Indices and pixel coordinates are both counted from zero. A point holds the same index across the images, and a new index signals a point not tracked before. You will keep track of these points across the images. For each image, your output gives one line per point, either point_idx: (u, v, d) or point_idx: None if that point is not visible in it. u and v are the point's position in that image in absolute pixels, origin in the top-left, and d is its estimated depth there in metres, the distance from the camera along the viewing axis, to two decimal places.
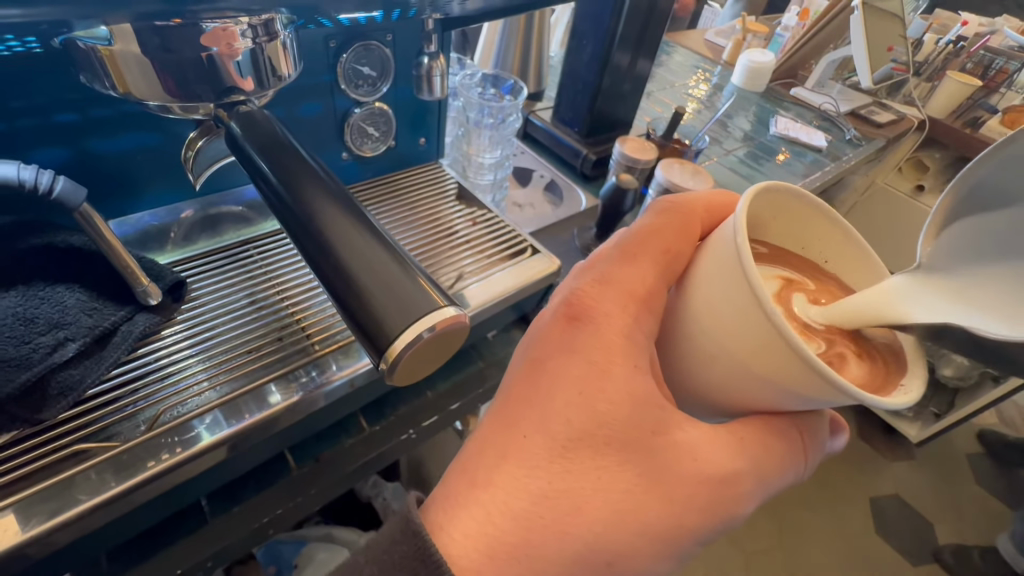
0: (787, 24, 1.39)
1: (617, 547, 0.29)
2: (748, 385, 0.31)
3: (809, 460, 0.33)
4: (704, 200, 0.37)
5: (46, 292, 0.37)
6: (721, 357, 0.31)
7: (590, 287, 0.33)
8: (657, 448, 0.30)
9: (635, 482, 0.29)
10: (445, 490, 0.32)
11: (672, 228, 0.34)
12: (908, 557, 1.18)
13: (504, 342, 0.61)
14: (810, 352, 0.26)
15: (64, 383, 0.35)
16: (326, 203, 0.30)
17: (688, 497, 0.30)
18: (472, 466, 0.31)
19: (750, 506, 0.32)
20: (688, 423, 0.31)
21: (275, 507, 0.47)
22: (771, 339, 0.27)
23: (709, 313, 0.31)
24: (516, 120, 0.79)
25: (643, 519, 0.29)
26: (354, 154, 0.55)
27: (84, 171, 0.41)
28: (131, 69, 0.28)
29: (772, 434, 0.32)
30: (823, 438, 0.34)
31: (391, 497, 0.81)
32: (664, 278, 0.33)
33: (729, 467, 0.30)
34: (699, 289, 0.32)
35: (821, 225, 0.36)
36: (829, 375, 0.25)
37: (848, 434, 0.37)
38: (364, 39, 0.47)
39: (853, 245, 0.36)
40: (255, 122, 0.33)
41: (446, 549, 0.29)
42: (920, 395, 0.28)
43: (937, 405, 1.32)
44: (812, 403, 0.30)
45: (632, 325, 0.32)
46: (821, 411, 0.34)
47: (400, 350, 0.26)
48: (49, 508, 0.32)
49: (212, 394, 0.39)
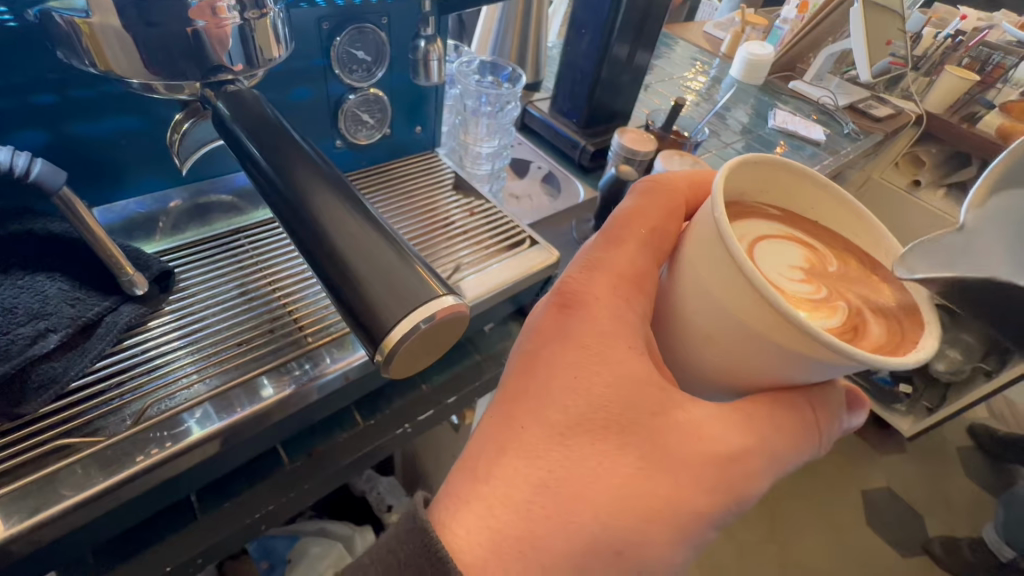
0: (787, 16, 1.35)
1: (626, 536, 0.28)
2: (748, 360, 0.29)
3: (825, 436, 0.32)
4: (686, 179, 0.36)
5: (26, 281, 0.35)
6: (716, 333, 0.30)
7: (578, 272, 0.33)
8: (657, 430, 0.29)
9: (637, 466, 0.28)
10: (448, 486, 0.31)
11: (654, 207, 0.34)
12: (899, 549, 1.19)
13: (501, 335, 0.59)
14: (801, 319, 0.25)
15: (45, 375, 0.33)
16: (318, 185, 0.29)
17: (692, 479, 0.29)
18: (475, 463, 0.30)
19: (762, 485, 0.30)
20: (691, 403, 0.30)
21: (267, 503, 0.46)
22: (753, 304, 0.27)
23: (695, 289, 0.30)
24: (515, 109, 0.77)
25: (647, 506, 0.28)
26: (349, 142, 0.53)
27: (65, 155, 0.40)
28: (112, 44, 0.27)
29: (785, 413, 0.30)
30: (844, 418, 0.33)
31: (386, 491, 0.84)
32: (652, 258, 0.33)
33: (744, 448, 0.29)
34: (686, 265, 0.31)
35: (814, 194, 0.35)
36: (815, 333, 0.25)
37: (867, 410, 0.35)
38: (358, 22, 0.46)
39: (850, 208, 0.35)
40: (243, 102, 0.31)
41: (452, 545, 0.28)
42: (936, 350, 0.28)
43: (930, 399, 1.30)
44: (817, 371, 0.29)
45: (623, 306, 0.32)
46: (832, 384, 0.33)
47: (397, 340, 0.25)
48: (29, 506, 0.31)
49: (201, 387, 0.38)
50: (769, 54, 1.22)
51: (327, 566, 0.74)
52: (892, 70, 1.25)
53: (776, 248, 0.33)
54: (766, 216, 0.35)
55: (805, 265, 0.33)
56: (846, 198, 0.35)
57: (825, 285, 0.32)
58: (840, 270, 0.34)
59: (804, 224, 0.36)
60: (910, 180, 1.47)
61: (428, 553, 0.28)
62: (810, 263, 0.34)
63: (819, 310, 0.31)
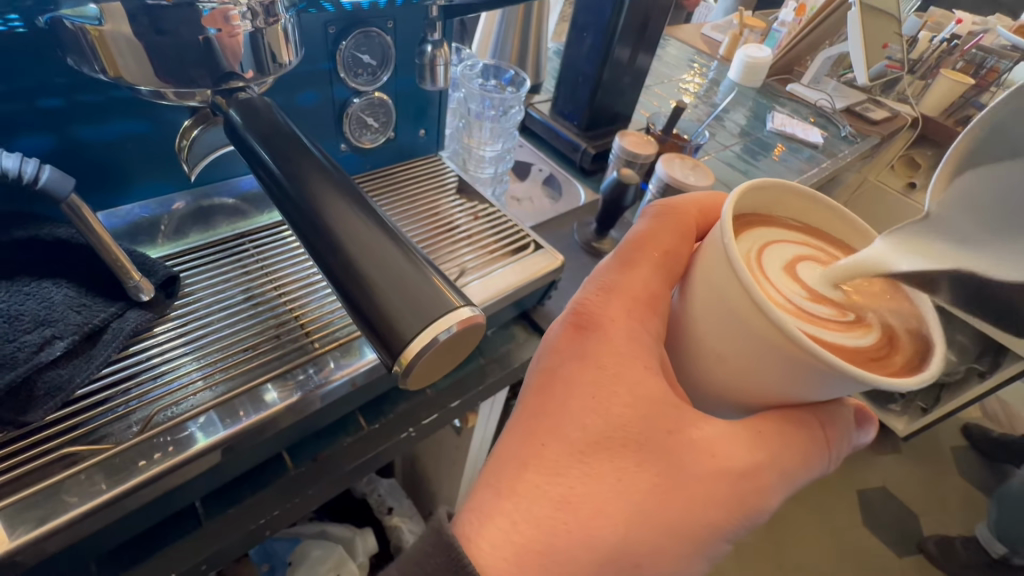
0: (784, 19, 1.38)
1: (643, 546, 0.28)
2: (764, 380, 0.29)
3: (835, 454, 0.32)
4: (696, 201, 0.36)
5: (31, 288, 0.35)
6: (729, 356, 0.30)
7: (594, 294, 0.33)
8: (674, 445, 0.29)
9: (653, 480, 0.28)
10: (470, 501, 0.31)
11: (667, 231, 0.34)
12: (895, 548, 1.20)
13: (504, 339, 0.59)
14: (806, 338, 0.25)
15: (52, 383, 0.33)
16: (331, 192, 0.29)
17: (709, 492, 0.29)
18: (494, 478, 0.30)
19: (774, 502, 0.30)
20: (703, 420, 0.30)
21: (273, 508, 0.46)
22: (759, 324, 0.27)
23: (705, 310, 0.30)
24: (518, 112, 0.77)
25: (663, 516, 0.28)
26: (353, 145, 0.53)
27: (71, 159, 0.39)
28: (123, 52, 0.27)
29: (797, 431, 0.30)
30: (854, 435, 0.33)
31: (386, 493, 0.85)
32: (665, 279, 0.33)
33: (757, 462, 0.29)
34: (697, 286, 0.31)
35: (823, 214, 0.36)
36: (818, 353, 0.25)
37: (877, 427, 0.35)
38: (363, 26, 0.46)
39: (858, 229, 0.35)
40: (255, 110, 0.31)
41: (478, 561, 0.28)
42: (942, 370, 0.27)
43: (924, 399, 1.33)
44: (827, 390, 0.29)
45: (637, 327, 0.32)
46: (842, 401, 0.33)
47: (416, 353, 0.25)
48: (38, 515, 0.31)
49: (208, 394, 0.37)
50: (768, 56, 1.22)
51: (329, 568, 0.74)
52: (888, 73, 1.25)
53: (791, 265, 0.33)
54: (785, 233, 0.35)
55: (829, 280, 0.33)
56: (853, 220, 0.35)
57: (850, 304, 0.32)
58: (864, 285, 0.34)
59: (820, 237, 0.36)
60: (905, 183, 1.47)
61: (455, 567, 0.28)
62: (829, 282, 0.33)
63: (851, 331, 0.31)
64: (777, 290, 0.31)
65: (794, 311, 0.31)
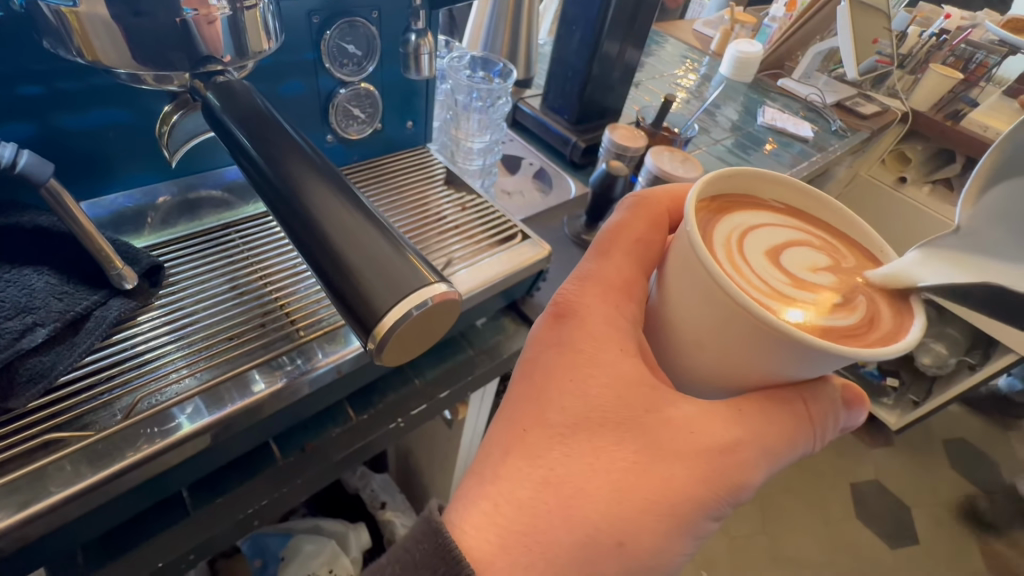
0: (775, 15, 1.37)
1: (626, 526, 0.28)
2: (740, 361, 0.30)
3: (822, 431, 0.32)
4: (667, 191, 0.37)
5: (12, 275, 0.35)
6: (703, 338, 0.30)
7: (572, 285, 0.34)
8: (651, 426, 0.29)
9: (632, 458, 0.29)
10: (460, 491, 0.32)
11: (639, 220, 0.35)
12: (887, 540, 1.21)
13: (494, 330, 0.60)
14: (766, 315, 0.26)
15: (34, 369, 0.33)
16: (310, 175, 0.29)
17: (691, 473, 0.29)
18: (483, 467, 0.31)
19: (756, 479, 0.30)
20: (682, 400, 0.30)
21: (260, 498, 0.46)
22: (723, 304, 0.28)
23: (676, 295, 0.31)
24: (505, 104, 0.78)
25: (645, 497, 0.28)
26: (340, 136, 0.53)
27: (53, 148, 0.39)
28: (99, 35, 0.27)
29: (777, 408, 0.30)
30: (840, 416, 0.32)
31: (379, 488, 0.85)
32: (639, 266, 0.34)
33: (737, 441, 0.29)
34: (669, 270, 0.32)
35: (805, 200, 0.36)
36: (778, 328, 0.26)
37: (870, 410, 0.35)
38: (348, 15, 0.46)
39: (838, 213, 0.36)
40: (234, 94, 0.31)
41: (464, 543, 0.29)
42: (918, 342, 0.28)
43: (915, 393, 1.35)
44: (802, 367, 0.29)
45: (613, 312, 0.32)
46: (827, 380, 0.32)
47: (389, 328, 0.25)
48: (16, 501, 0.31)
49: (191, 381, 0.37)
50: (759, 51, 1.23)
51: (321, 563, 0.73)
52: (879, 68, 1.25)
53: (774, 250, 0.34)
54: (766, 218, 0.35)
55: (811, 264, 0.33)
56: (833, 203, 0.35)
57: (832, 287, 0.33)
58: (853, 266, 0.34)
59: (805, 220, 0.36)
60: (896, 177, 1.46)
61: (441, 552, 0.29)
62: (819, 264, 0.34)
63: (829, 311, 0.31)
64: (758, 273, 0.32)
65: (774, 293, 0.31)
